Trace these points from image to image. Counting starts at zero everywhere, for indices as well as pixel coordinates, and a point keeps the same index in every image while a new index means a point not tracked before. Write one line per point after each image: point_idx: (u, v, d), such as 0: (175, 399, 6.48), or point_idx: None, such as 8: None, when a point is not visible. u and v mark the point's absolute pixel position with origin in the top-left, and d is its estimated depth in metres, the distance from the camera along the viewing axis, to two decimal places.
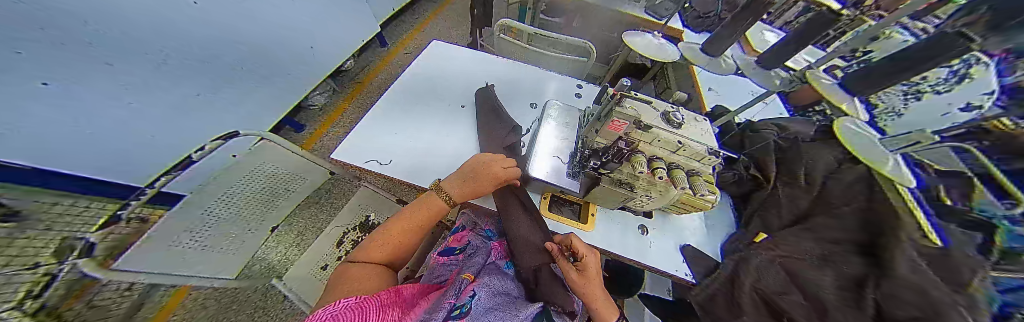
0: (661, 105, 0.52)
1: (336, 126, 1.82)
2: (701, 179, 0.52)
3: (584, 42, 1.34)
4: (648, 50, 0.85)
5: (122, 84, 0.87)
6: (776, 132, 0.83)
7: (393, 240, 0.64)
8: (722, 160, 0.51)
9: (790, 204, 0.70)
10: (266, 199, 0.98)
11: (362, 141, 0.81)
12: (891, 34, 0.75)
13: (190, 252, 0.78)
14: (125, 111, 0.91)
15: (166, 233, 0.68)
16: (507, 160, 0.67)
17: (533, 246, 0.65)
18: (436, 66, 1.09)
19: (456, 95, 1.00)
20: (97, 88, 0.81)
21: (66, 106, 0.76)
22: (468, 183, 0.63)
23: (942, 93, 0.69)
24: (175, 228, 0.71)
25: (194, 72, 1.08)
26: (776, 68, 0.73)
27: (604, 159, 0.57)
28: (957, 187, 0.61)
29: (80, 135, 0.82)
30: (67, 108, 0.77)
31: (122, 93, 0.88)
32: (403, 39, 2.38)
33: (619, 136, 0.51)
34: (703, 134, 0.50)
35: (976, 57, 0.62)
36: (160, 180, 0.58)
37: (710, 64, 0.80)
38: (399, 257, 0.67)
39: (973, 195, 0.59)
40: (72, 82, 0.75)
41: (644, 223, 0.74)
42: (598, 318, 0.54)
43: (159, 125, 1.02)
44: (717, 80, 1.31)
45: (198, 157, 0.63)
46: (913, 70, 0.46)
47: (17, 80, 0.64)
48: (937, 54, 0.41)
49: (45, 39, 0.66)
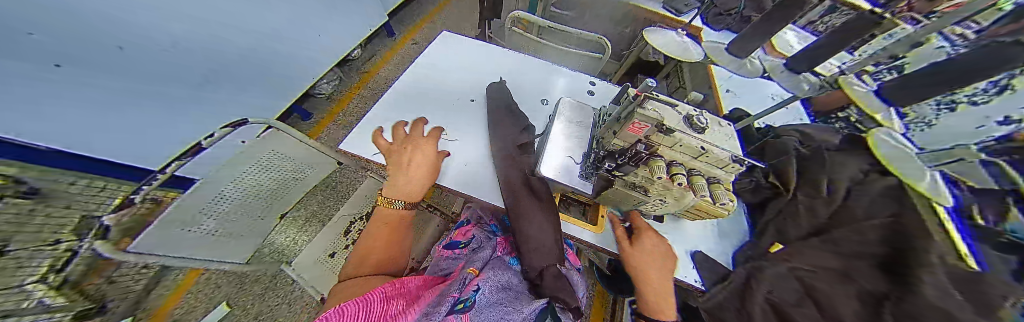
0: (684, 108, 0.49)
1: (344, 115, 1.83)
2: (722, 187, 0.50)
3: (599, 37, 1.29)
4: (669, 48, 0.81)
5: (134, 67, 0.83)
6: (798, 138, 0.80)
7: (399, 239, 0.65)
8: (746, 167, 0.48)
9: (811, 216, 0.67)
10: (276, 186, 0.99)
11: (371, 132, 0.80)
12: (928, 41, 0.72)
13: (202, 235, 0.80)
14: (137, 94, 0.87)
15: (180, 215, 0.69)
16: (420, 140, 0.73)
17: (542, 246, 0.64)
18: (446, 57, 1.07)
19: (465, 88, 0.99)
20: (116, 73, 0.79)
21: (84, 89, 0.73)
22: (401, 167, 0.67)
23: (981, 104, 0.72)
24: (189, 210, 0.72)
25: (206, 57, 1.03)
26: (805, 73, 0.68)
27: (619, 162, 0.55)
28: (992, 205, 0.60)
29: (93, 119, 0.79)
30: (85, 92, 0.74)
31: (134, 76, 0.84)
32: (411, 29, 2.35)
33: (639, 139, 0.48)
34: (729, 140, 0.48)
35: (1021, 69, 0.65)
36: (172, 166, 0.58)
37: (733, 64, 0.77)
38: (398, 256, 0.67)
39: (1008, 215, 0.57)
40: (92, 64, 0.72)
41: (654, 227, 0.73)
42: (650, 304, 0.59)
43: (172, 109, 1.00)
44: (735, 81, 1.26)
45: (208, 144, 0.64)
46: (965, 80, 0.44)
47: (41, 62, 0.62)
48: (993, 65, 0.39)
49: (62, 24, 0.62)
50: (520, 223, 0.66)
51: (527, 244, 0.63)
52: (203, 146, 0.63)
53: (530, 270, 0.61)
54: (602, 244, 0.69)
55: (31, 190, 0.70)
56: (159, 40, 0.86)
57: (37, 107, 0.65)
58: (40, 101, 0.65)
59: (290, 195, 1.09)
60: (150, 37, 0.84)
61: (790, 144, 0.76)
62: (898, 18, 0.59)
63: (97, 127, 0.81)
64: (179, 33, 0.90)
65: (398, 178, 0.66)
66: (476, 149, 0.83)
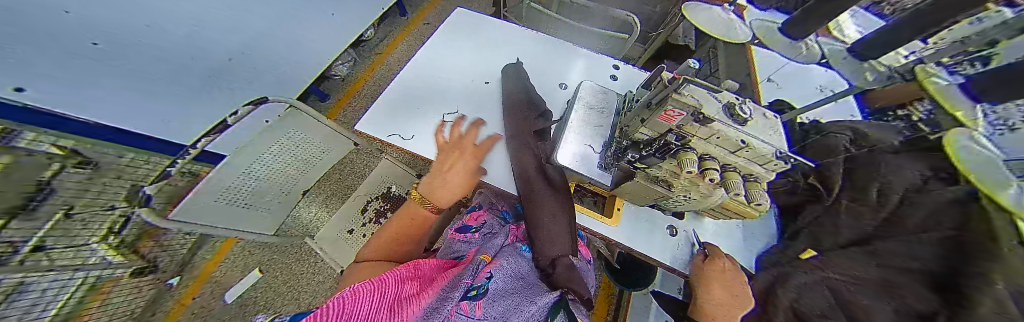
0: (727, 96, 0.44)
1: (359, 97, 1.85)
2: (760, 187, 0.45)
3: (627, 14, 1.18)
4: (711, 24, 0.73)
5: (158, 42, 0.79)
6: (851, 137, 0.70)
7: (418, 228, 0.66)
8: (792, 166, 0.43)
9: (854, 221, 0.61)
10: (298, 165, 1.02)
11: (385, 114, 0.80)
12: None
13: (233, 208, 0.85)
14: (162, 70, 0.85)
15: (212, 189, 0.73)
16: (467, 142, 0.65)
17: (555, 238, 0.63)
18: (461, 37, 1.02)
19: (480, 70, 0.95)
20: (145, 53, 0.78)
21: (106, 63, 0.71)
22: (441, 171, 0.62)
23: None
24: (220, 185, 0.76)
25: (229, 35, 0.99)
26: (873, 60, 0.59)
27: (644, 153, 0.52)
28: None
29: (118, 93, 0.78)
30: (108, 66, 0.71)
31: (158, 54, 0.81)
32: (425, 8, 2.26)
33: (670, 129, 0.45)
34: (775, 134, 0.43)
35: None
36: (200, 142, 0.60)
37: (787, 48, 0.70)
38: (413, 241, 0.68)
39: None
40: (126, 43, 0.72)
41: (673, 223, 0.69)
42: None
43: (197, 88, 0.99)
44: (778, 69, 1.13)
45: (232, 122, 0.66)
46: None
47: (74, 41, 0.62)
48: None
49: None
50: (533, 213, 0.65)
51: (539, 234, 0.63)
52: (229, 123, 0.65)
53: (543, 259, 0.61)
54: (617, 238, 0.66)
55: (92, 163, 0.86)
56: (191, 21, 0.84)
57: (60, 78, 0.64)
58: (63, 74, 0.64)
59: (311, 174, 1.13)
60: (181, 16, 0.82)
61: (840, 142, 0.68)
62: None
63: (129, 103, 0.82)
64: (205, 14, 0.88)
65: (438, 179, 0.61)
66: (490, 134, 0.81)
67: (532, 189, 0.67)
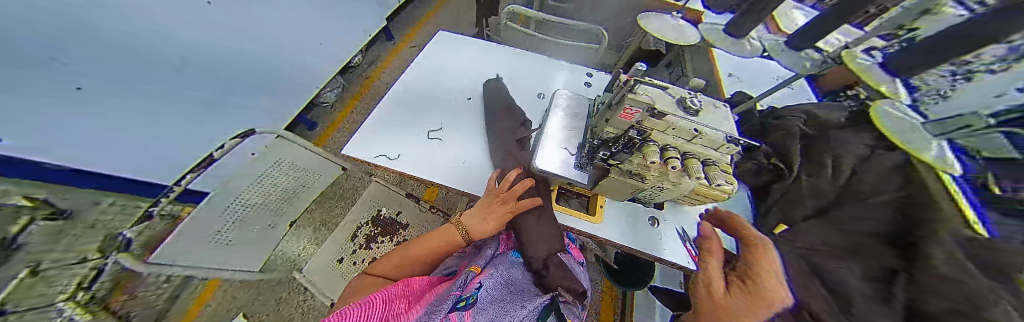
0: (678, 91, 0.49)
1: (348, 122, 1.86)
2: (718, 169, 0.49)
3: (595, 26, 1.28)
4: (664, 34, 0.79)
5: (147, 81, 0.79)
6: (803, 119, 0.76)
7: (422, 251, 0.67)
8: (742, 148, 0.48)
9: (817, 196, 0.65)
10: (286, 196, 1.01)
11: (371, 136, 0.82)
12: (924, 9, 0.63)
13: (219, 247, 0.83)
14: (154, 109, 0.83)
15: (192, 230, 0.72)
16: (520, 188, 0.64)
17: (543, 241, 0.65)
18: (442, 58, 1.07)
19: (462, 88, 0.99)
20: (126, 97, 0.74)
21: (108, 106, 0.70)
22: (486, 212, 0.65)
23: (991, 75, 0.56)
24: (202, 225, 0.75)
25: (206, 69, 0.99)
26: (807, 49, 0.67)
27: (614, 150, 0.55)
28: None
29: (118, 140, 0.75)
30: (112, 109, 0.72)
31: (146, 95, 0.80)
32: (409, 33, 2.36)
33: (631, 125, 0.49)
34: (723, 121, 0.48)
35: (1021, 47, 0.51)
36: (186, 178, 0.62)
37: (733, 47, 0.76)
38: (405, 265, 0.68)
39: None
40: (105, 88, 0.68)
41: (654, 215, 0.72)
42: None
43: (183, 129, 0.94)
44: (738, 64, 1.23)
45: (219, 155, 0.70)
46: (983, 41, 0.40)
47: (62, 84, 0.59)
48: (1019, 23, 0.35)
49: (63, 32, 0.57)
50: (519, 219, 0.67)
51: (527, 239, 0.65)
52: (215, 157, 0.69)
53: (536, 261, 0.62)
54: (602, 234, 0.67)
55: (63, 211, 0.65)
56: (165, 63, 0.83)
57: (66, 128, 0.63)
58: (73, 124, 0.63)
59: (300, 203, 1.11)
60: (151, 53, 0.79)
61: (794, 124, 0.74)
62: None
63: (129, 155, 0.79)
64: (176, 50, 0.86)
65: (482, 220, 0.64)
66: (475, 147, 0.84)
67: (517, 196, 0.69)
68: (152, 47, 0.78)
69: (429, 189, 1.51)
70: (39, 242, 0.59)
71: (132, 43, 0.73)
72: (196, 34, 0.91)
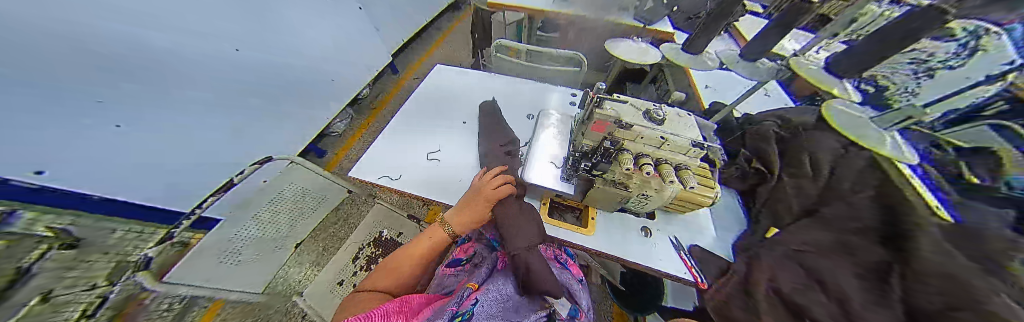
0: (642, 104, 0.56)
1: (354, 149, 1.97)
2: (689, 173, 0.53)
3: (577, 53, 1.42)
4: (629, 54, 0.93)
5: (159, 112, 0.89)
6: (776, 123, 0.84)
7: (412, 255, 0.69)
8: (707, 151, 0.52)
9: (802, 195, 0.67)
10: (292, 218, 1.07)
11: (375, 159, 0.88)
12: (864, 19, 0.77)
13: (227, 268, 0.86)
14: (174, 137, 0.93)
15: (207, 251, 0.78)
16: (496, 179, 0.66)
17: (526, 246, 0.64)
18: (440, 87, 1.19)
19: (459, 112, 1.09)
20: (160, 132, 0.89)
21: (117, 132, 0.79)
22: (464, 208, 0.66)
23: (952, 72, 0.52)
24: (215, 246, 0.80)
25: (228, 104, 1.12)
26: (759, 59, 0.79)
27: (595, 161, 0.59)
28: (981, 162, 0.59)
29: (136, 165, 0.82)
30: (122, 135, 0.79)
31: (167, 125, 0.90)
32: (413, 66, 2.59)
33: (604, 137, 0.54)
34: (686, 127, 0.53)
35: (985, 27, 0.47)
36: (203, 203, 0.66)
37: (693, 62, 0.88)
38: (399, 280, 0.68)
39: (1003, 168, 0.56)
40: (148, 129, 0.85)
41: (646, 224, 0.72)
42: None
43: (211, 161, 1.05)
44: (715, 77, 1.32)
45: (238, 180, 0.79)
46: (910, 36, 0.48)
47: (101, 122, 0.74)
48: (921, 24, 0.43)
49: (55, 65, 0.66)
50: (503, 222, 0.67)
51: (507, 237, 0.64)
52: (235, 181, 0.78)
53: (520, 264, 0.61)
54: (595, 246, 0.67)
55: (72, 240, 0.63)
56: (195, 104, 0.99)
57: (80, 151, 0.71)
58: (84, 148, 0.70)
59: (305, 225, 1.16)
60: (161, 87, 0.89)
61: (768, 128, 0.82)
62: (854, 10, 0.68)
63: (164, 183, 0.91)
64: (194, 87, 0.99)
65: (460, 215, 0.67)
66: (471, 165, 0.89)
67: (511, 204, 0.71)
68: (173, 91, 0.93)
69: (430, 209, 1.54)
70: (49, 268, 0.58)
71: (162, 87, 0.89)
72: (208, 73, 1.04)
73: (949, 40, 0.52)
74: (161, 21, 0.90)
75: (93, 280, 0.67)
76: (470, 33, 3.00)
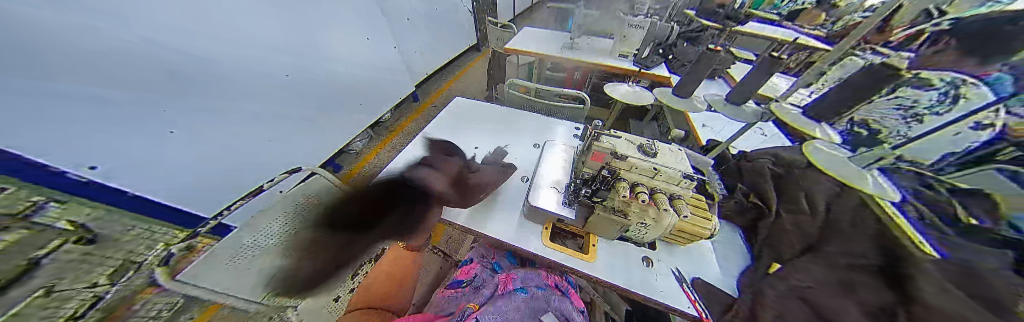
0: (636, 139, 0.63)
1: (368, 167, 2.07)
2: (683, 202, 0.57)
3: (581, 92, 1.57)
4: (627, 97, 1.05)
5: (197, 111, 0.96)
6: (772, 160, 0.89)
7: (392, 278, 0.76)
8: (698, 182, 0.58)
9: (801, 232, 0.69)
10: None
11: (392, 177, 0.96)
12: (843, 64, 0.94)
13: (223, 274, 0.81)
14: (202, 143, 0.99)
15: None
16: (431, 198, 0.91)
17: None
18: (457, 115, 1.31)
19: (471, 138, 1.18)
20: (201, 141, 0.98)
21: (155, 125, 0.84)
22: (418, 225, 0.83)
23: (940, 114, 0.57)
24: (223, 250, 0.80)
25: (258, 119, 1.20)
26: (742, 104, 0.90)
27: (594, 188, 0.64)
28: (977, 205, 0.62)
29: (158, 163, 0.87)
30: (154, 128, 0.84)
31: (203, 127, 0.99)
32: (431, 96, 2.83)
33: (602, 165, 0.60)
34: (678, 161, 0.59)
35: (962, 79, 0.57)
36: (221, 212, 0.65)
37: (685, 104, 0.99)
38: (401, 301, 0.74)
39: (997, 211, 0.59)
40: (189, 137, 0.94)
41: (647, 254, 0.72)
42: None
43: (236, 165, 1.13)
44: (711, 116, 1.41)
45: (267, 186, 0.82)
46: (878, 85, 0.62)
47: (155, 129, 0.84)
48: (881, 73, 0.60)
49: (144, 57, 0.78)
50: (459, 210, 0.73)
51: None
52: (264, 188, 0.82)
53: None
54: (596, 273, 0.67)
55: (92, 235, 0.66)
56: (238, 117, 1.10)
57: (119, 143, 0.75)
58: (120, 142, 0.76)
59: None
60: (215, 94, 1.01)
61: (763, 165, 0.86)
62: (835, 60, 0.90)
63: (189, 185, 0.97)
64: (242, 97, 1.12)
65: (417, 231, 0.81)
66: None
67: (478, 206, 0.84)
68: (232, 103, 1.08)
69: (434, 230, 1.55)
70: (58, 261, 0.57)
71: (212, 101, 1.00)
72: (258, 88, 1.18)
73: (931, 89, 0.61)
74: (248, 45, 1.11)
75: (95, 279, 0.63)
76: (486, 70, 3.33)
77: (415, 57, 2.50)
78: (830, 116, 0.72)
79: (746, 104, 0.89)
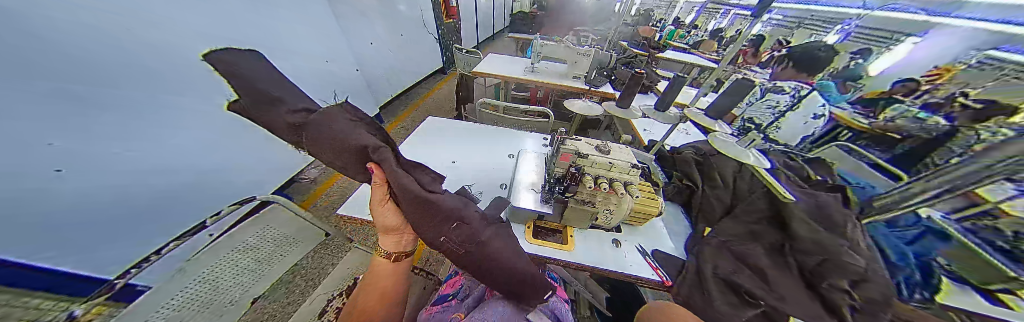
0: (593, 141, 0.77)
1: (327, 195, 1.81)
2: (634, 186, 0.71)
3: (545, 108, 1.77)
4: (582, 110, 1.25)
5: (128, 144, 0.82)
6: (693, 151, 1.15)
7: (376, 290, 0.68)
8: (642, 170, 0.72)
9: (720, 201, 0.91)
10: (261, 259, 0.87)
11: (365, 198, 0.91)
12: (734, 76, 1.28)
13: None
14: (131, 182, 0.83)
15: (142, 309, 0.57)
16: (387, 211, 0.64)
17: (408, 194, 0.52)
18: (430, 134, 1.34)
19: (446, 153, 1.20)
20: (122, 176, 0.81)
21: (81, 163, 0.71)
22: (388, 234, 0.70)
23: None
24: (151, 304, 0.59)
25: (200, 151, 1.05)
26: (665, 109, 1.15)
27: (565, 185, 0.75)
28: (803, 174, 1.00)
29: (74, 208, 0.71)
30: (78, 164, 0.70)
31: (136, 163, 0.84)
32: (398, 118, 2.75)
33: (570, 165, 0.71)
34: (626, 155, 0.74)
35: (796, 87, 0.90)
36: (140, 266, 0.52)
37: (626, 112, 1.21)
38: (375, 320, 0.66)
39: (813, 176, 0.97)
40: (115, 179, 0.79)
41: (616, 236, 0.85)
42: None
43: None
44: (648, 122, 1.73)
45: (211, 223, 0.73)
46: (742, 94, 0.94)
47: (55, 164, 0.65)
48: (743, 90, 0.92)
49: (76, 84, 0.68)
50: (429, 233, 0.54)
51: (406, 211, 0.55)
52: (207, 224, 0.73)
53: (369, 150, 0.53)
54: (577, 259, 0.76)
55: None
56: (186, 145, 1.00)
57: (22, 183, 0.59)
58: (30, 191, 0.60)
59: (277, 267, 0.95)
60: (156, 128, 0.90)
61: (688, 155, 1.12)
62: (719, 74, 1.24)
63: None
64: (185, 130, 0.99)
65: (387, 239, 0.70)
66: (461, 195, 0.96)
67: (459, 232, 0.56)
68: (172, 134, 0.94)
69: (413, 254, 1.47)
70: None
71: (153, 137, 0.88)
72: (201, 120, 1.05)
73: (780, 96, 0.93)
74: (295, 48, 1.52)
75: None
76: (452, 93, 3.43)
77: (378, 81, 2.49)
78: (721, 115, 1.01)
79: (668, 109, 1.14)
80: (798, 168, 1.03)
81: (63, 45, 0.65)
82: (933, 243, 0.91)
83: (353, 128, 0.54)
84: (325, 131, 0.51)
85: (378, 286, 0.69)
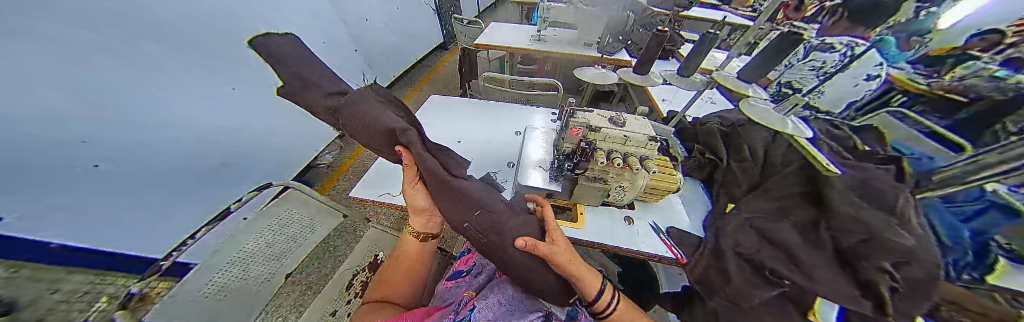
0: (606, 113, 0.69)
1: (345, 177, 1.89)
2: (651, 161, 0.65)
3: (553, 80, 1.65)
4: (593, 79, 1.14)
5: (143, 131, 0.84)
6: (719, 122, 1.05)
7: (405, 264, 0.78)
8: (661, 144, 0.65)
9: (746, 175, 0.84)
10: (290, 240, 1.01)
11: (375, 179, 0.92)
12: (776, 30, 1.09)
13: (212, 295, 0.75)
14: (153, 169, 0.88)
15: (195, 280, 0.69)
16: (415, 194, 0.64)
17: (434, 178, 0.52)
18: (434, 112, 1.30)
19: (452, 132, 1.17)
20: (140, 164, 0.84)
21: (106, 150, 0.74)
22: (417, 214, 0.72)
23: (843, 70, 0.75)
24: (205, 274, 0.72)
25: None
26: (689, 75, 1.02)
27: (575, 161, 0.71)
28: (847, 144, 0.89)
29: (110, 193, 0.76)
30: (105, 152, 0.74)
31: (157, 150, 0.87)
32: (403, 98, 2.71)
33: (580, 140, 0.65)
34: (643, 127, 0.66)
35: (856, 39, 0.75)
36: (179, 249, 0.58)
37: (644, 80, 1.09)
38: (400, 289, 0.75)
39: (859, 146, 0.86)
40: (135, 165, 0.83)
41: (628, 214, 0.82)
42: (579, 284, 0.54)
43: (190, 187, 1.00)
44: (668, 92, 1.58)
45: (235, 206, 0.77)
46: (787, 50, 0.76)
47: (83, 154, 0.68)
48: (787, 45, 0.75)
49: (83, 73, 0.68)
50: (453, 217, 0.56)
51: (435, 195, 0.57)
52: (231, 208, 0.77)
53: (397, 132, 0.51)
54: (588, 237, 0.75)
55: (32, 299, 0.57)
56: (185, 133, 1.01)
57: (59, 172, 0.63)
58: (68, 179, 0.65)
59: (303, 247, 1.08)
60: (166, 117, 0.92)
61: (713, 126, 1.02)
62: (758, 29, 1.06)
63: (137, 218, 0.85)
64: None
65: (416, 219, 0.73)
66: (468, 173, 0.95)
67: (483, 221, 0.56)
68: None
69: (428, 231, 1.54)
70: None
71: (158, 124, 0.90)
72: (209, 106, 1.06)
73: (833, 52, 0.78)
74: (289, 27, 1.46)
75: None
76: (456, 69, 3.28)
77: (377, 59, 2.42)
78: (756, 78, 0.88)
79: (693, 75, 1.02)
80: (843, 137, 0.91)
81: (62, 32, 0.65)
82: (997, 220, 0.69)
83: (379, 109, 0.53)
84: (358, 116, 0.50)
85: (410, 259, 0.79)
